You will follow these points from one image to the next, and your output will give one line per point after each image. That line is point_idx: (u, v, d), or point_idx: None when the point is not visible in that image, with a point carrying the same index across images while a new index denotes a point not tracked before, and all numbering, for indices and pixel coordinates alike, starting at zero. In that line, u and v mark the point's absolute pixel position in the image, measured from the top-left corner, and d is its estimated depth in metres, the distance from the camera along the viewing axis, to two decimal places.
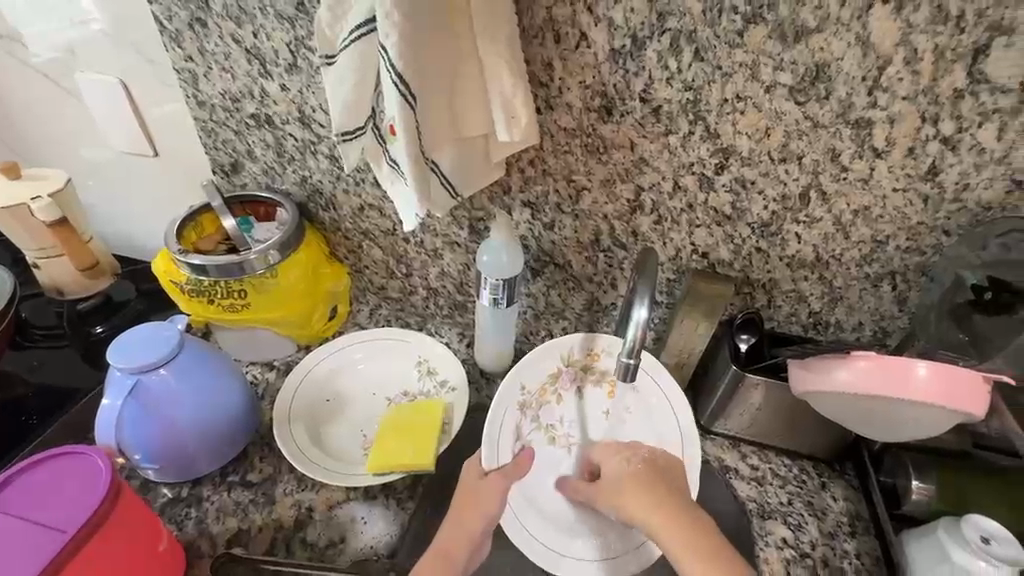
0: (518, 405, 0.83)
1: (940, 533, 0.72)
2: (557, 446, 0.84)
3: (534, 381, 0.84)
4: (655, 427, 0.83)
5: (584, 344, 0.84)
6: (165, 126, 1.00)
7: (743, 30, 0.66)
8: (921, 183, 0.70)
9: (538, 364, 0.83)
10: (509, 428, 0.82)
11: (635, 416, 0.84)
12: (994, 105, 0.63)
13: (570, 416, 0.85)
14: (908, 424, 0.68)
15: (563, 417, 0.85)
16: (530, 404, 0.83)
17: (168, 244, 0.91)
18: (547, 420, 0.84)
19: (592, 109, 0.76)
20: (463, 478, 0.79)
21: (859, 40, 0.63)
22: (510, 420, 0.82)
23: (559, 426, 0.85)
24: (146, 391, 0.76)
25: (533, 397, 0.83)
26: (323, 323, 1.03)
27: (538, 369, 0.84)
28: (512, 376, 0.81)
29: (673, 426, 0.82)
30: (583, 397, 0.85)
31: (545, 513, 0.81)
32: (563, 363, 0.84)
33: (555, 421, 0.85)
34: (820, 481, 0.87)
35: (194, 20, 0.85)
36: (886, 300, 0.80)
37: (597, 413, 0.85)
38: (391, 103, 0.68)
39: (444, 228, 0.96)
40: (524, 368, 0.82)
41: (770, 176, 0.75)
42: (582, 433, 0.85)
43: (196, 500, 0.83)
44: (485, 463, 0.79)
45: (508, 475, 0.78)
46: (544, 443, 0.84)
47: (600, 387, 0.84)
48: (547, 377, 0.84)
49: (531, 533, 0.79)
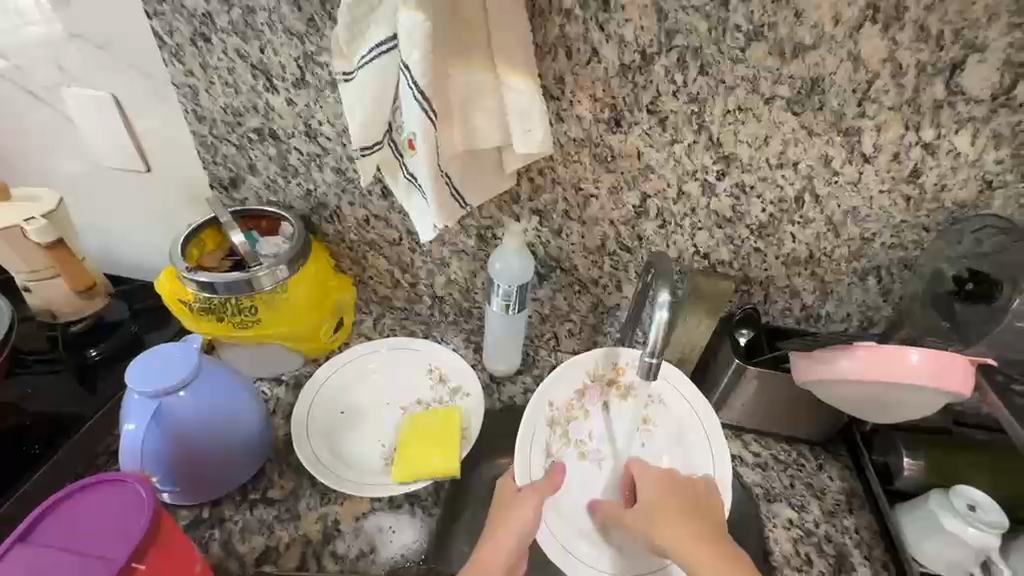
0: (547, 422, 0.87)
1: (931, 504, 0.80)
2: (589, 461, 0.89)
3: (561, 398, 0.88)
4: (680, 433, 0.88)
5: (608, 360, 0.88)
6: (158, 140, 0.97)
7: (744, 47, 0.71)
8: (905, 185, 0.76)
9: (563, 380, 0.88)
10: (540, 445, 0.86)
11: (660, 424, 0.89)
12: (968, 114, 0.70)
13: (597, 430, 0.90)
14: (900, 406, 0.74)
15: (592, 432, 0.89)
16: (558, 420, 0.88)
17: (174, 262, 0.90)
18: (576, 435, 0.89)
19: (601, 121, 0.80)
20: (500, 491, 0.81)
21: (850, 56, 0.69)
22: (541, 437, 0.87)
23: (588, 441, 0.89)
24: (169, 413, 0.75)
25: (560, 413, 0.88)
26: (331, 336, 1.03)
27: (564, 386, 0.88)
28: (541, 394, 0.87)
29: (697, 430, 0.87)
30: (610, 411, 0.90)
31: (579, 527, 0.85)
32: (587, 379, 0.89)
33: (584, 436, 0.89)
34: (817, 462, 0.93)
35: (198, 35, 0.85)
36: (872, 293, 0.87)
37: (624, 425, 0.90)
38: (412, 119, 0.70)
39: (452, 237, 0.97)
40: (550, 385, 0.87)
41: (769, 181, 0.80)
42: (612, 447, 0.89)
43: (219, 521, 0.83)
44: (519, 479, 0.83)
45: (542, 489, 0.79)
46: (575, 459, 0.88)
47: (626, 401, 0.89)
48: (573, 394, 0.89)
49: (565, 549, 0.82)
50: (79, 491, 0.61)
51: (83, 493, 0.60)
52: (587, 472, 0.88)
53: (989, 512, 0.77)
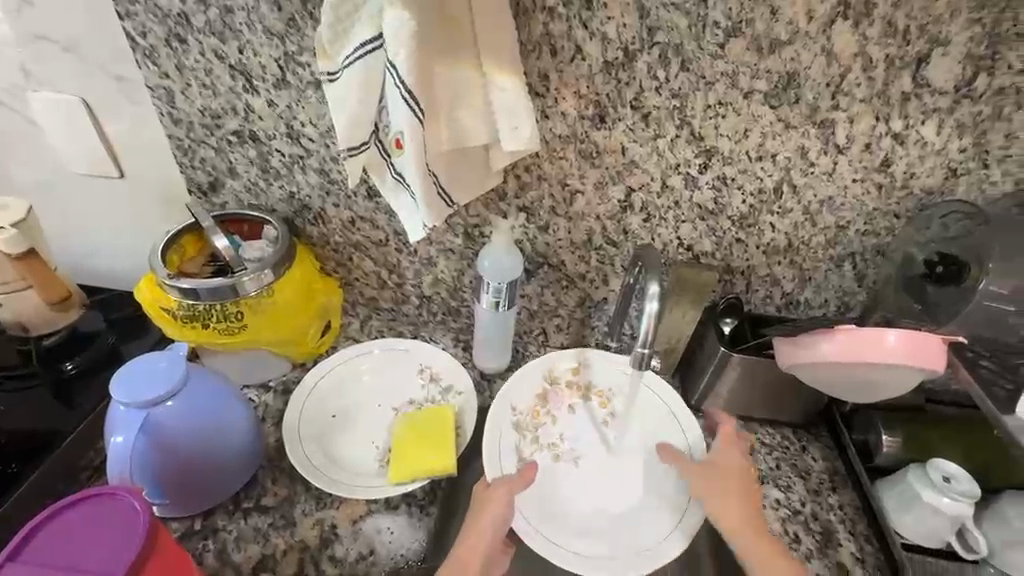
0: (514, 425, 0.90)
1: (909, 477, 0.84)
2: (562, 462, 0.90)
3: (525, 402, 0.92)
4: (649, 416, 0.93)
5: (563, 362, 0.96)
6: (131, 144, 0.95)
7: (724, 43, 0.73)
8: (877, 174, 0.80)
9: (525, 385, 0.94)
10: (510, 445, 0.88)
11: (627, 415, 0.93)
12: (934, 105, 0.74)
13: (567, 432, 0.92)
14: (879, 386, 0.77)
15: (562, 433, 0.92)
16: (526, 424, 0.91)
17: (154, 269, 0.87)
18: (546, 439, 0.91)
19: (586, 117, 0.81)
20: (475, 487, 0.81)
21: (824, 50, 0.72)
22: (509, 438, 0.89)
23: (560, 442, 0.91)
24: (158, 424, 0.74)
25: (526, 416, 0.91)
26: (318, 339, 1.01)
27: (527, 391, 0.93)
28: (503, 396, 0.91)
29: (664, 410, 0.92)
30: (575, 413, 0.94)
31: (557, 517, 0.84)
32: (547, 382, 0.94)
33: (555, 438, 0.91)
34: (801, 444, 0.96)
35: (172, 36, 0.83)
36: (848, 278, 0.90)
37: (591, 422, 0.93)
38: (399, 119, 0.70)
39: (439, 236, 0.97)
40: (512, 389, 0.92)
41: (749, 173, 0.82)
42: (584, 447, 0.91)
43: (212, 532, 0.82)
44: (489, 472, 0.85)
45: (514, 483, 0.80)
46: (549, 461, 0.90)
47: (589, 401, 0.95)
48: (536, 399, 0.93)
49: (546, 537, 0.81)
50: (67, 508, 0.59)
51: (72, 510, 0.59)
52: (562, 471, 0.89)
53: (962, 482, 0.82)
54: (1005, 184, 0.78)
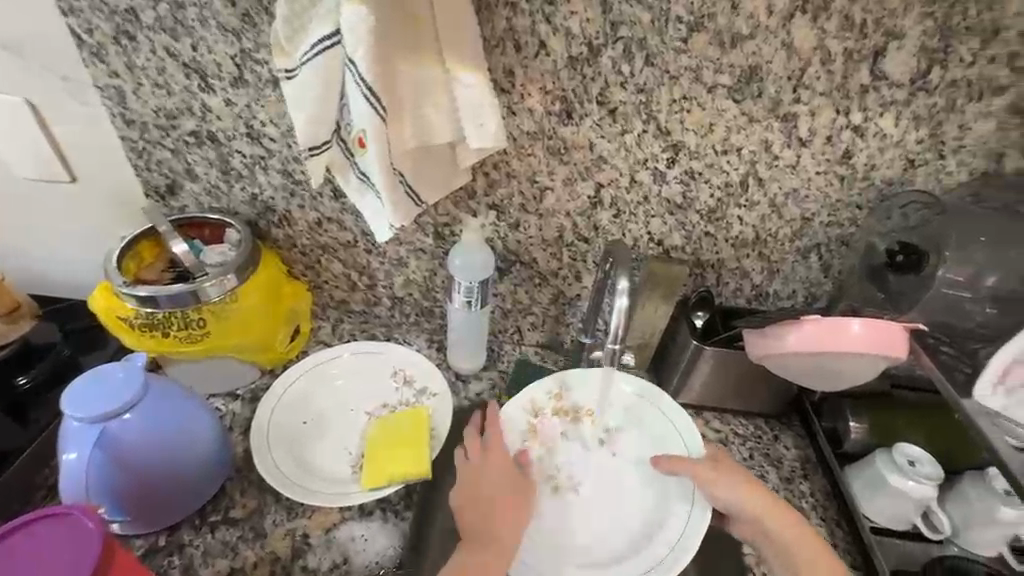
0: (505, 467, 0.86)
1: (875, 463, 0.85)
2: (566, 491, 0.87)
3: (513, 441, 0.88)
4: (642, 426, 0.89)
5: (541, 390, 0.91)
6: (82, 147, 0.90)
7: (687, 37, 0.73)
8: (838, 166, 0.81)
9: (510, 423, 0.89)
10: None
11: (622, 430, 0.90)
12: (891, 98, 0.75)
13: (566, 459, 0.89)
14: (846, 374, 0.79)
15: (559, 459, 0.89)
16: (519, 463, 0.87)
17: (110, 277, 0.84)
18: (544, 472, 0.88)
19: (552, 113, 0.80)
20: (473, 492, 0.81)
21: (784, 45, 0.73)
22: None
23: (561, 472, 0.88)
24: (115, 439, 0.71)
25: (518, 455, 0.87)
26: (287, 345, 0.98)
27: (513, 429, 0.89)
28: (489, 439, 0.87)
29: (657, 417, 0.88)
30: (569, 438, 0.90)
31: (567, 551, 0.82)
32: (532, 416, 0.89)
33: (554, 469, 0.88)
34: (773, 433, 0.98)
35: (120, 33, 0.79)
36: (814, 269, 0.91)
37: (587, 446, 0.89)
38: (361, 117, 0.68)
39: (408, 236, 0.95)
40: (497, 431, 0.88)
41: (715, 167, 0.83)
42: (586, 471, 0.88)
43: (178, 548, 0.79)
44: None
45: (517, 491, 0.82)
46: (552, 493, 0.87)
47: (582, 422, 0.90)
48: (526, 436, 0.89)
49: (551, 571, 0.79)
50: (18, 528, 0.56)
51: (23, 530, 0.56)
52: (566, 500, 0.87)
53: (926, 465, 0.84)
54: (960, 174, 0.80)
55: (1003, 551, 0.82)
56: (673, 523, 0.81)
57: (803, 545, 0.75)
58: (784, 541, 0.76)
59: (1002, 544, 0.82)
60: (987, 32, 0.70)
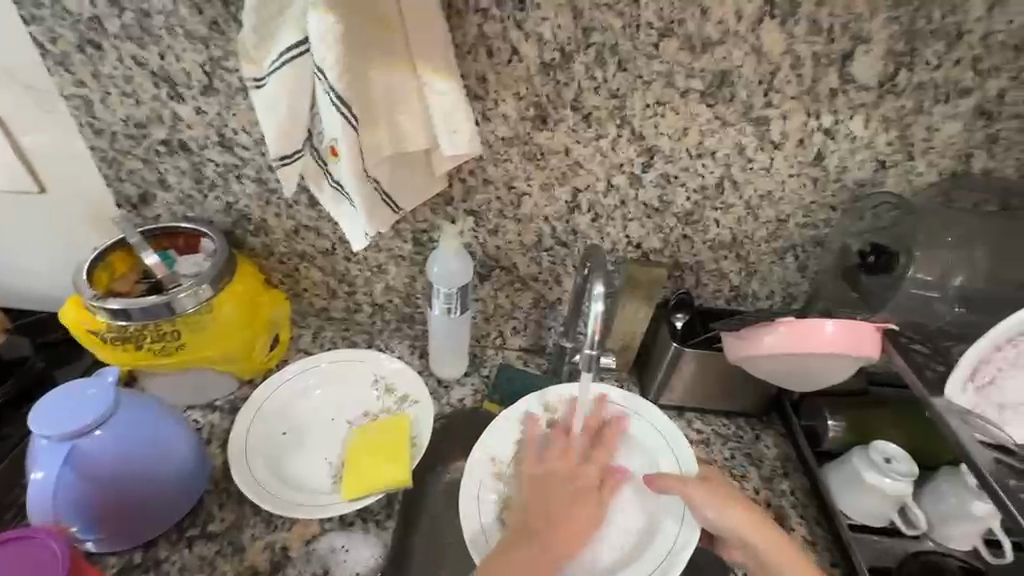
0: (494, 479, 0.84)
1: (852, 460, 0.87)
2: None
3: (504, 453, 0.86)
4: (633, 439, 0.86)
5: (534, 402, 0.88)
6: (50, 158, 0.89)
7: (658, 43, 0.73)
8: (811, 168, 0.82)
9: (501, 435, 0.86)
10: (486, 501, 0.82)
11: (613, 443, 0.87)
12: (860, 101, 0.76)
13: None
14: (821, 374, 0.79)
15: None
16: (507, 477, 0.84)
17: (80, 290, 0.83)
18: None
19: (527, 118, 0.80)
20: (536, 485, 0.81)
21: (754, 49, 0.73)
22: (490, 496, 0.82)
23: None
24: (84, 458, 0.69)
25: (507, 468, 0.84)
26: (267, 353, 0.97)
27: (504, 441, 0.86)
28: (481, 448, 0.85)
29: (648, 429, 0.86)
30: None
31: None
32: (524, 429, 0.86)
33: None
34: (754, 433, 0.98)
35: (85, 42, 0.78)
36: (791, 270, 0.92)
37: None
38: (332, 125, 0.68)
39: (387, 242, 0.95)
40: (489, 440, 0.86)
41: (690, 171, 0.83)
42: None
43: (154, 564, 0.78)
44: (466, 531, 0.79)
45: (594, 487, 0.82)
46: None
47: None
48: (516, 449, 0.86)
49: None
50: None
51: None
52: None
53: (902, 462, 0.85)
54: (930, 174, 0.81)
55: (977, 544, 0.84)
56: (661, 540, 0.80)
57: (791, 564, 0.74)
58: (772, 560, 0.74)
59: (976, 537, 0.83)
60: (951, 35, 0.71)
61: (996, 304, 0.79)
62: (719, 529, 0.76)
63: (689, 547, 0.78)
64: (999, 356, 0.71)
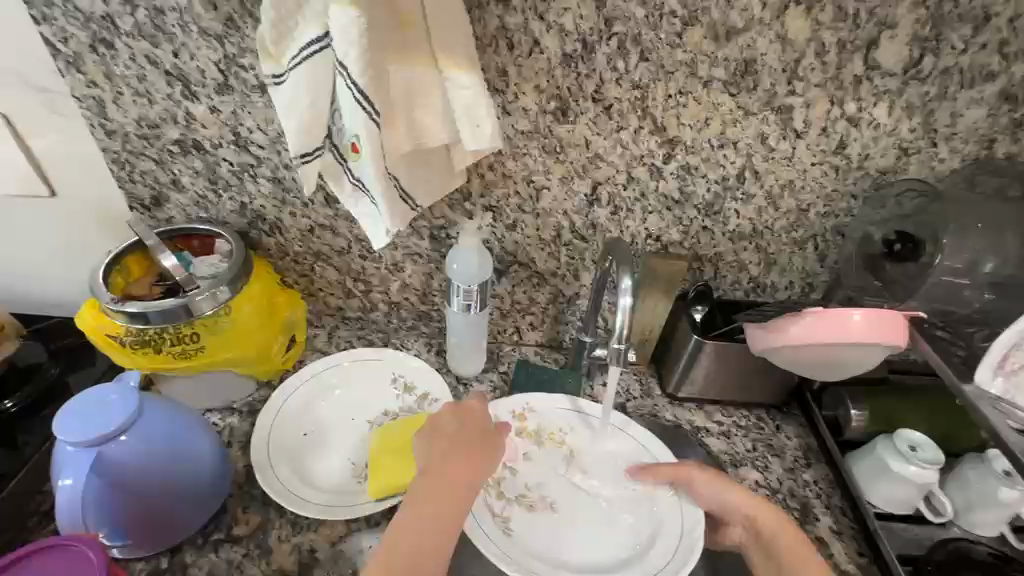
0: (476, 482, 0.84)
1: (876, 448, 0.86)
2: (540, 510, 0.84)
3: None
4: (601, 441, 0.90)
5: (505, 409, 0.91)
6: (59, 160, 0.87)
7: (681, 32, 0.73)
8: (833, 157, 0.81)
9: None
10: (481, 506, 0.81)
11: (582, 448, 0.90)
12: (885, 87, 0.76)
13: (532, 479, 0.88)
14: (849, 365, 0.79)
15: (527, 481, 0.87)
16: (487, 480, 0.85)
17: (97, 295, 0.81)
18: (512, 491, 0.86)
19: (548, 111, 0.79)
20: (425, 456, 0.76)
21: (778, 37, 0.73)
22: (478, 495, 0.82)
23: (530, 492, 0.86)
24: (111, 463, 0.69)
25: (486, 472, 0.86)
26: (283, 355, 0.96)
27: None
28: None
29: (614, 431, 0.90)
30: (535, 458, 0.89)
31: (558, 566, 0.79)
32: None
33: (522, 490, 0.86)
34: (775, 424, 0.98)
35: (97, 41, 0.76)
36: (811, 260, 0.91)
37: (553, 466, 0.89)
38: (354, 121, 0.66)
39: (403, 240, 0.94)
40: None
41: (712, 161, 0.83)
42: (557, 491, 0.87)
43: (180, 569, 0.77)
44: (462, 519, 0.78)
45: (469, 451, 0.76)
46: (524, 513, 0.84)
47: (547, 444, 0.90)
48: None
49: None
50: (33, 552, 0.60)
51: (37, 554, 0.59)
52: (549, 524, 0.83)
53: (927, 450, 0.85)
54: (952, 161, 0.81)
55: (1004, 530, 0.84)
56: (672, 523, 0.81)
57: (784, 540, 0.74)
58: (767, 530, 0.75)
59: (1001, 524, 0.83)
60: (978, 19, 0.71)
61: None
62: (719, 506, 0.80)
63: (700, 523, 0.80)
64: None
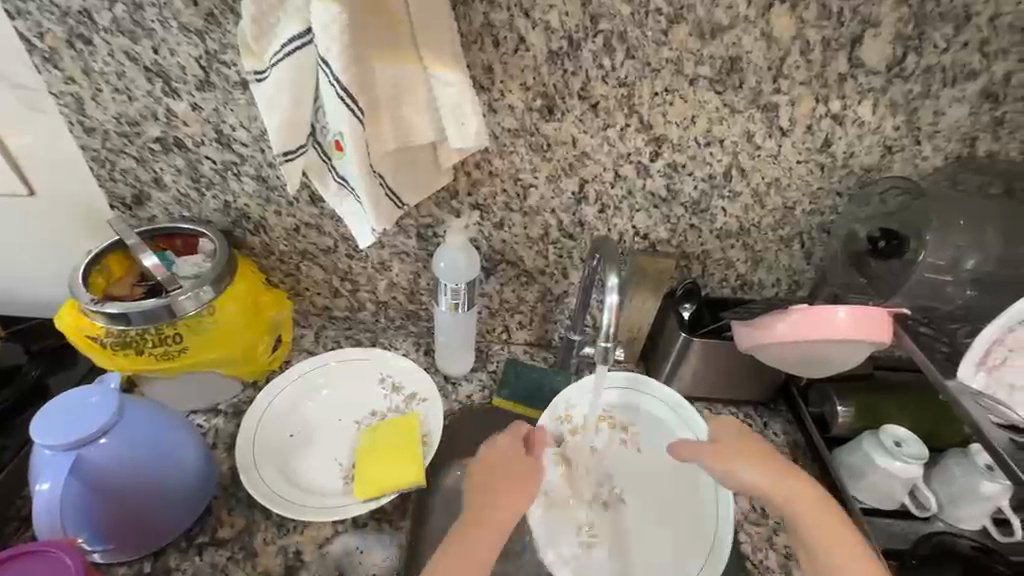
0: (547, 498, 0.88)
1: (862, 443, 0.87)
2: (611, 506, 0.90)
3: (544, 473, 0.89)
4: (647, 415, 0.92)
5: (551, 416, 0.91)
6: (37, 158, 0.86)
7: (667, 29, 0.73)
8: (818, 155, 0.82)
9: None
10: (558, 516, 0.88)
11: (635, 425, 0.93)
12: (869, 85, 0.76)
13: (599, 475, 0.91)
14: (834, 361, 0.80)
15: (594, 476, 0.91)
16: (557, 492, 0.89)
17: (76, 295, 0.80)
18: (587, 495, 0.90)
19: (534, 109, 0.79)
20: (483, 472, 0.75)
21: (763, 35, 0.73)
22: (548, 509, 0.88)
23: (601, 490, 0.91)
24: (89, 466, 0.67)
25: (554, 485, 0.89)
26: (269, 355, 0.95)
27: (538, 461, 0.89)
28: None
29: (656, 403, 0.92)
30: (594, 451, 0.92)
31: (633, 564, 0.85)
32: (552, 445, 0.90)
33: (594, 489, 0.90)
34: (762, 421, 0.98)
35: (74, 37, 0.75)
36: (797, 257, 0.92)
37: (610, 452, 0.92)
38: (337, 119, 0.66)
39: (390, 239, 0.93)
40: None
41: (698, 159, 0.83)
42: (621, 480, 0.91)
43: (163, 573, 0.76)
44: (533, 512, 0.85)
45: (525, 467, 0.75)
46: (599, 512, 0.89)
47: (602, 430, 0.92)
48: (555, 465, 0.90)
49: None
50: (7, 559, 0.58)
51: (12, 561, 0.58)
52: (620, 516, 0.89)
53: (912, 446, 0.85)
54: (935, 159, 0.82)
55: (987, 523, 0.85)
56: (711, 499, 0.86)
57: (836, 544, 0.68)
58: (803, 518, 0.70)
59: (983, 517, 0.84)
60: (960, 18, 0.71)
61: (1005, 287, 0.80)
62: (755, 491, 0.73)
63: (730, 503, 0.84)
64: (1013, 338, 0.71)
